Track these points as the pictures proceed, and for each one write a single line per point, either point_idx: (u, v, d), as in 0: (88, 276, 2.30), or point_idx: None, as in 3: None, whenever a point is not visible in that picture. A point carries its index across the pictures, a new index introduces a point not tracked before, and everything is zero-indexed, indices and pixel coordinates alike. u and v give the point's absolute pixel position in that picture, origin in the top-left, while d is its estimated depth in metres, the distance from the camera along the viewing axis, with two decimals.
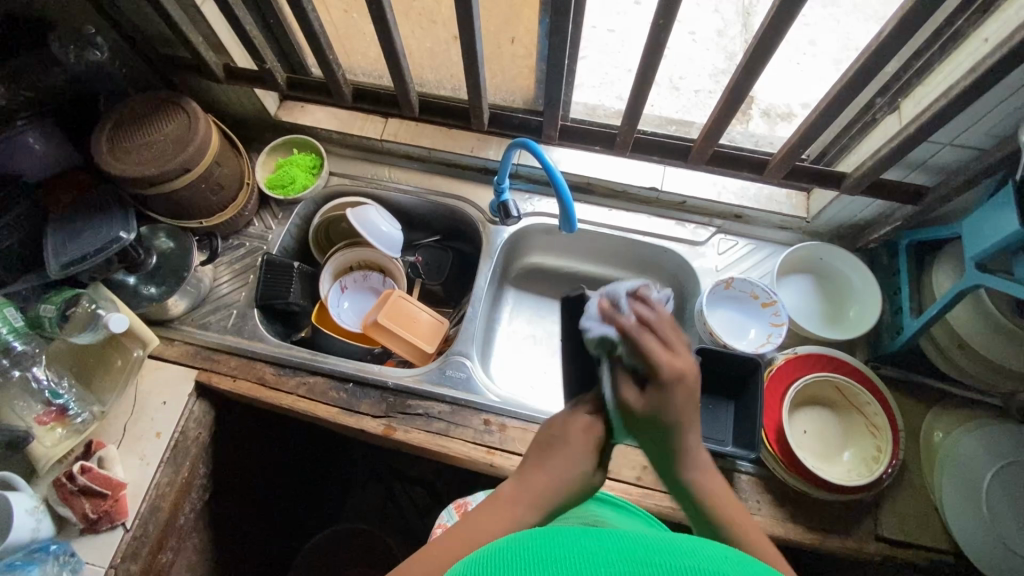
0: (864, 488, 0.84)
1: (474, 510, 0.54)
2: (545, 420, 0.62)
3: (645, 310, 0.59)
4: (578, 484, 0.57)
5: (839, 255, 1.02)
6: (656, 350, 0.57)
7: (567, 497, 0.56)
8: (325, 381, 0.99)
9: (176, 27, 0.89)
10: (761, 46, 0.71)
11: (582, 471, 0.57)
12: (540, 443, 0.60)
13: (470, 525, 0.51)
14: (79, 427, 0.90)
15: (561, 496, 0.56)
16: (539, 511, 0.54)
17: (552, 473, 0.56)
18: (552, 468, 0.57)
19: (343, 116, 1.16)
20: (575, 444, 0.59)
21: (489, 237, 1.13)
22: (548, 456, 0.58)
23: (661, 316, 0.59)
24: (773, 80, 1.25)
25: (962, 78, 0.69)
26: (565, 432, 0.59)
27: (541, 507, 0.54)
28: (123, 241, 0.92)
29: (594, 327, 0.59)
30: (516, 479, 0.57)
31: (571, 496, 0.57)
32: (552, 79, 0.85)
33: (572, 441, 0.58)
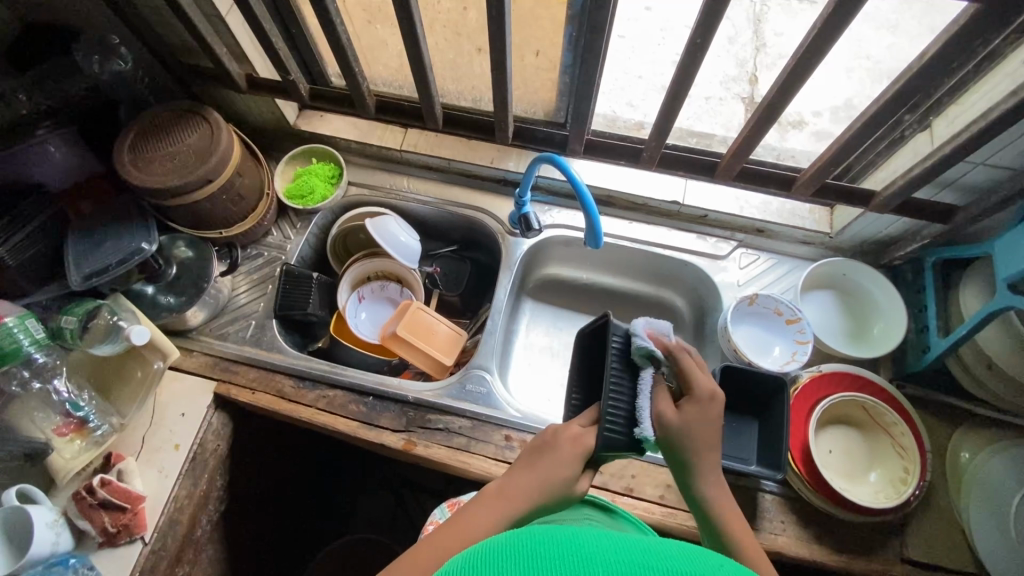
0: (891, 511, 0.83)
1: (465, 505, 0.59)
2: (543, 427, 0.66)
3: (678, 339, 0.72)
4: (558, 489, 0.60)
5: (863, 271, 1.01)
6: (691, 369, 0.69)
7: (549, 499, 0.60)
8: (345, 395, 0.98)
9: (203, 39, 0.89)
10: (800, 64, 0.70)
11: (565, 475, 0.61)
12: (532, 447, 0.64)
13: (464, 520, 0.57)
14: (99, 439, 0.89)
15: (540, 497, 0.59)
16: (518, 508, 0.58)
17: (534, 473, 0.60)
18: (536, 470, 0.61)
19: (361, 126, 1.15)
20: (566, 451, 0.62)
21: (509, 249, 1.12)
22: (539, 461, 0.62)
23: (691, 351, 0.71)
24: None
25: (1002, 100, 0.68)
26: (554, 438, 0.63)
27: (521, 506, 0.58)
28: (145, 252, 0.92)
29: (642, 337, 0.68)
30: (503, 478, 0.61)
31: (551, 498, 0.60)
32: (581, 94, 0.84)
33: (560, 447, 0.62)
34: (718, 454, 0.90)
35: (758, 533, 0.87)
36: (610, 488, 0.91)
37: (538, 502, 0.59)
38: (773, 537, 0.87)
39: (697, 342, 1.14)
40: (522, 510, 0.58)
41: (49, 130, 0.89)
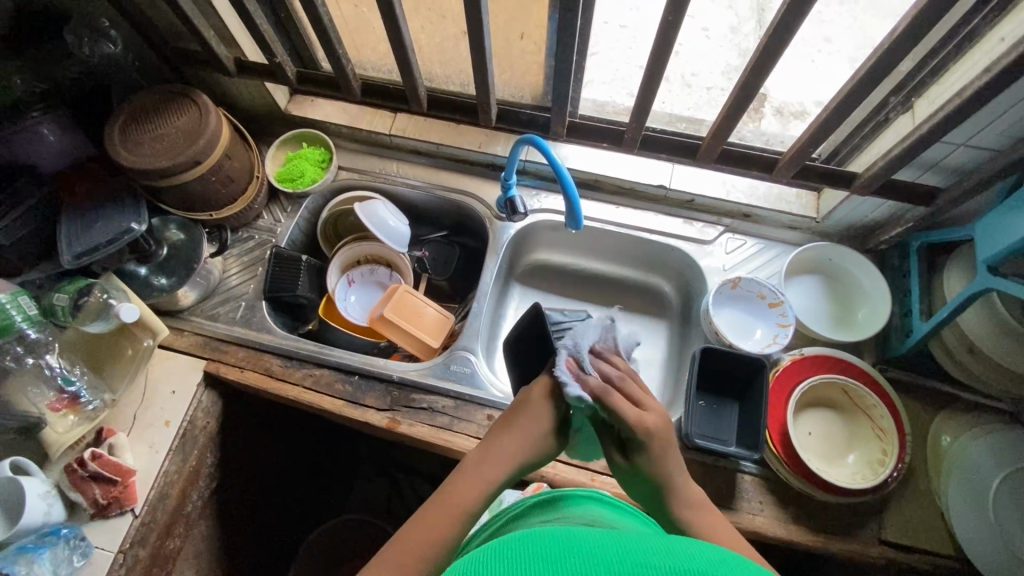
0: (868, 492, 0.83)
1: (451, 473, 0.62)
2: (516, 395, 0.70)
3: (608, 370, 0.69)
4: (540, 444, 0.66)
5: (848, 255, 1.01)
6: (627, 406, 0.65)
7: (531, 458, 0.65)
8: (331, 374, 1.00)
9: (190, 23, 0.90)
10: (771, 44, 0.70)
11: (544, 434, 0.66)
12: (507, 416, 0.68)
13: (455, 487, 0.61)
14: (90, 414, 0.92)
15: (527, 456, 0.65)
16: (507, 469, 0.63)
17: (514, 437, 0.65)
18: (512, 432, 0.65)
19: (351, 111, 1.16)
20: (537, 413, 0.66)
21: (496, 234, 1.13)
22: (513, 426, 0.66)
23: (622, 374, 0.69)
24: (783, 79, 1.24)
25: (975, 78, 0.68)
26: (524, 400, 0.68)
27: (508, 468, 0.63)
28: (135, 232, 0.94)
29: (569, 384, 0.65)
30: (484, 445, 0.65)
31: (533, 454, 0.65)
32: (561, 76, 0.84)
33: (536, 405, 0.67)
34: (697, 434, 0.91)
35: (736, 513, 0.88)
36: (591, 468, 0.92)
37: (523, 463, 0.65)
38: (751, 517, 0.87)
39: (684, 327, 1.14)
40: (508, 471, 0.63)
41: (44, 113, 0.93)
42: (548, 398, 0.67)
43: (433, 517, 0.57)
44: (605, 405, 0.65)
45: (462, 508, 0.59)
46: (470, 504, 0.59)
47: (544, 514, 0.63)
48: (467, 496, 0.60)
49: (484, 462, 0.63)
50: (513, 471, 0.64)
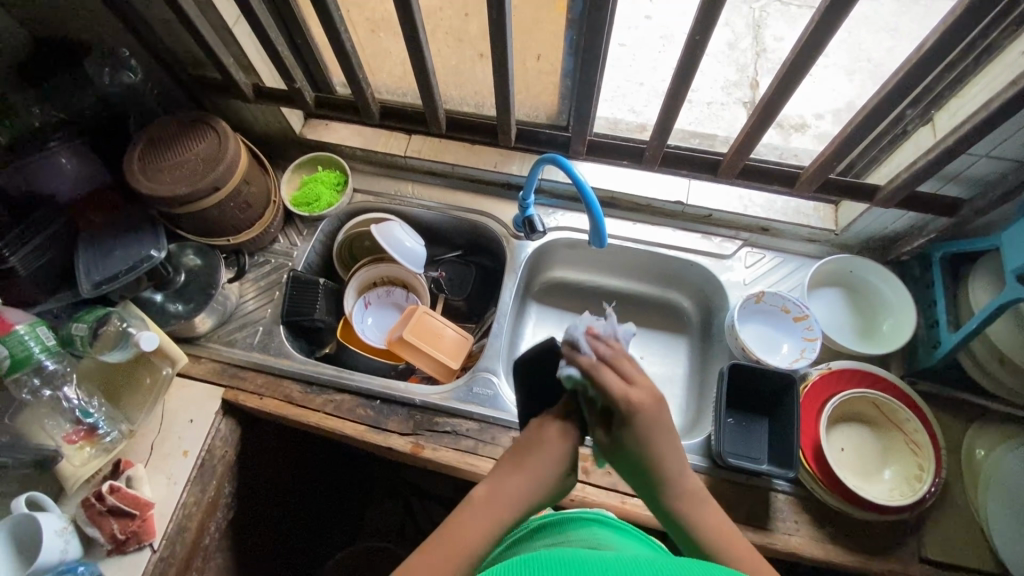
0: (907, 509, 0.81)
1: (453, 512, 0.58)
2: (526, 429, 0.66)
3: (603, 346, 0.63)
4: (550, 485, 0.62)
5: (870, 267, 1.01)
6: (615, 382, 0.62)
7: (539, 498, 0.62)
8: (352, 399, 0.98)
9: (211, 51, 0.90)
10: (799, 60, 0.70)
11: (554, 474, 0.62)
12: (516, 451, 0.64)
13: (457, 528, 0.56)
14: (108, 446, 0.90)
15: (535, 497, 0.61)
16: (513, 510, 0.59)
17: (520, 475, 0.61)
18: (519, 469, 0.62)
19: (366, 134, 1.17)
20: (549, 448, 0.63)
21: (513, 252, 1.13)
22: (525, 463, 0.62)
23: (618, 351, 0.63)
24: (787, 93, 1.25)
25: (1001, 91, 0.68)
26: (532, 435, 0.64)
27: (515, 509, 0.59)
28: (155, 260, 0.94)
29: (562, 367, 0.63)
30: (491, 482, 0.61)
31: (542, 495, 0.62)
32: (583, 96, 0.84)
33: (550, 444, 0.63)
34: (727, 452, 0.89)
35: (772, 533, 0.86)
36: (620, 490, 0.90)
37: (530, 504, 0.61)
38: (787, 538, 0.85)
39: (705, 343, 1.13)
40: (516, 513, 0.59)
41: (61, 142, 0.93)
42: (563, 434, 0.64)
43: (430, 559, 0.53)
44: (596, 382, 0.62)
45: (465, 551, 0.54)
46: (474, 546, 0.55)
47: (548, 537, 0.64)
48: (469, 537, 0.55)
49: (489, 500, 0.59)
50: (519, 511, 0.59)
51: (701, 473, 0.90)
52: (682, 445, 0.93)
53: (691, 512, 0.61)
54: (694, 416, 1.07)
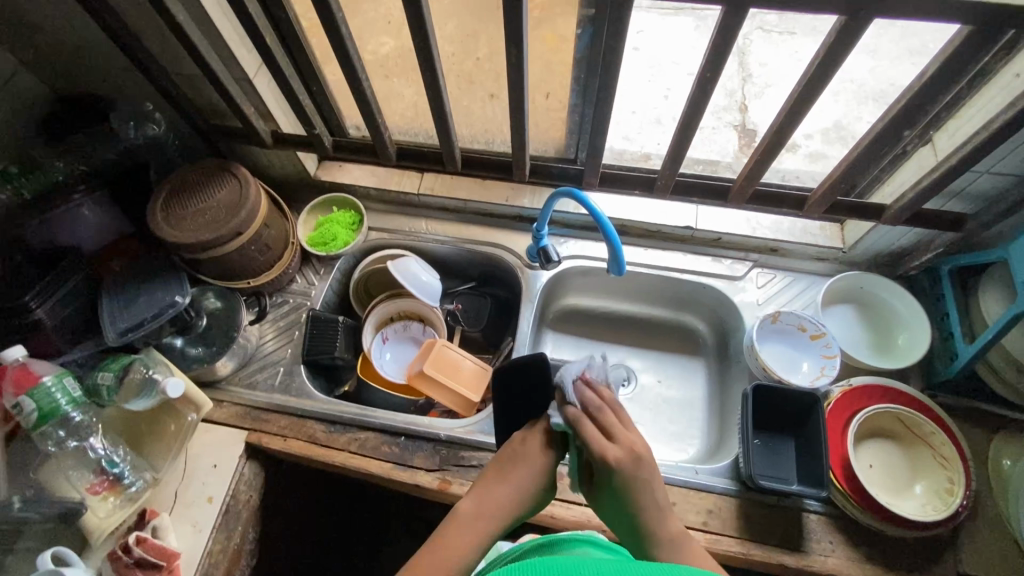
0: (941, 524, 0.81)
1: (442, 522, 0.63)
2: (506, 442, 0.71)
3: (589, 395, 0.69)
4: (532, 496, 0.67)
5: (880, 283, 1.03)
6: (593, 435, 0.66)
7: (522, 509, 0.66)
8: (377, 436, 0.98)
9: (234, 102, 0.93)
10: (805, 92, 0.73)
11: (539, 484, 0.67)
12: (499, 464, 0.69)
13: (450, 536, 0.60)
14: (133, 495, 0.89)
15: (519, 508, 0.66)
16: (499, 520, 0.64)
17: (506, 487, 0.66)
18: (503, 482, 0.66)
19: (379, 173, 1.20)
20: (530, 459, 0.68)
21: (528, 282, 1.14)
22: (509, 474, 0.67)
23: (601, 402, 0.68)
24: None
25: (999, 113, 0.71)
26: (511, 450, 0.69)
27: (501, 518, 0.64)
28: (178, 306, 0.95)
29: (551, 415, 0.70)
30: (478, 493, 0.65)
31: (525, 505, 0.66)
32: (596, 132, 0.87)
33: (534, 457, 0.68)
34: (758, 475, 0.89)
35: (807, 555, 0.85)
36: None
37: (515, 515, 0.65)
38: (823, 560, 0.85)
39: (723, 364, 1.14)
40: (502, 522, 0.63)
41: (85, 194, 0.94)
42: (545, 449, 0.69)
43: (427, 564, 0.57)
44: (578, 433, 0.67)
45: (458, 560, 0.58)
46: (469, 552, 0.59)
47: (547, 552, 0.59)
48: (461, 543, 0.60)
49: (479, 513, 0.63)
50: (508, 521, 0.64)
51: (732, 497, 0.90)
52: (710, 468, 0.93)
53: (682, 565, 0.58)
54: (717, 439, 1.07)
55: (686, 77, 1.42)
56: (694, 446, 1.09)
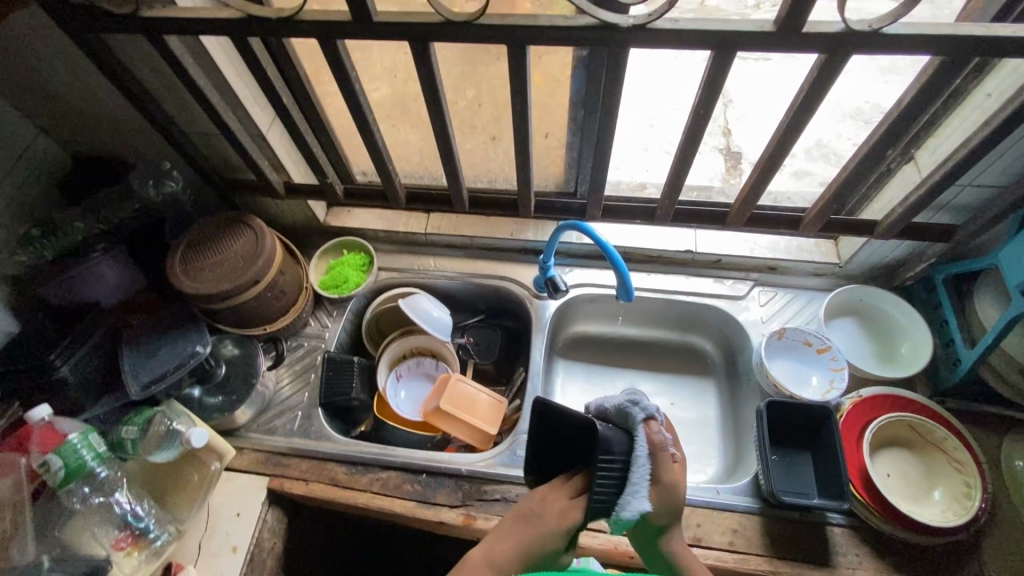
0: (962, 528, 0.83)
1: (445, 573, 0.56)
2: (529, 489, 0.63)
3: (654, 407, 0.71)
4: (545, 551, 0.58)
5: (878, 294, 1.06)
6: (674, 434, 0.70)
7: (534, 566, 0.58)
8: (399, 475, 0.98)
9: (248, 157, 0.97)
10: (792, 123, 0.75)
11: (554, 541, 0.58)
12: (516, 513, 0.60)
13: None
14: (157, 550, 0.88)
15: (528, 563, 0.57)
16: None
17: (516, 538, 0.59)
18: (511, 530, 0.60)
19: (386, 216, 1.24)
20: (550, 512, 0.59)
21: (537, 312, 1.17)
22: (525, 524, 0.59)
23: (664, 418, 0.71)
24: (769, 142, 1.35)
25: (975, 131, 0.76)
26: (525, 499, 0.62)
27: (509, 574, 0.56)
28: (200, 355, 0.96)
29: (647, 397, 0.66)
30: (487, 544, 0.58)
31: (536, 561, 0.58)
32: (597, 168, 0.91)
33: (557, 504, 0.60)
34: (780, 491, 0.90)
35: (835, 569, 0.86)
36: None
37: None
38: (852, 573, 0.85)
39: (732, 382, 1.16)
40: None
41: (104, 252, 0.97)
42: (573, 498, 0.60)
43: None
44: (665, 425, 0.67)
45: None
46: None
47: None
48: None
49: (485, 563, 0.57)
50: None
51: (755, 514, 0.91)
52: (731, 487, 0.94)
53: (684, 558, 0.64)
54: (734, 459, 1.08)
55: (673, 106, 1.48)
56: (712, 465, 1.10)
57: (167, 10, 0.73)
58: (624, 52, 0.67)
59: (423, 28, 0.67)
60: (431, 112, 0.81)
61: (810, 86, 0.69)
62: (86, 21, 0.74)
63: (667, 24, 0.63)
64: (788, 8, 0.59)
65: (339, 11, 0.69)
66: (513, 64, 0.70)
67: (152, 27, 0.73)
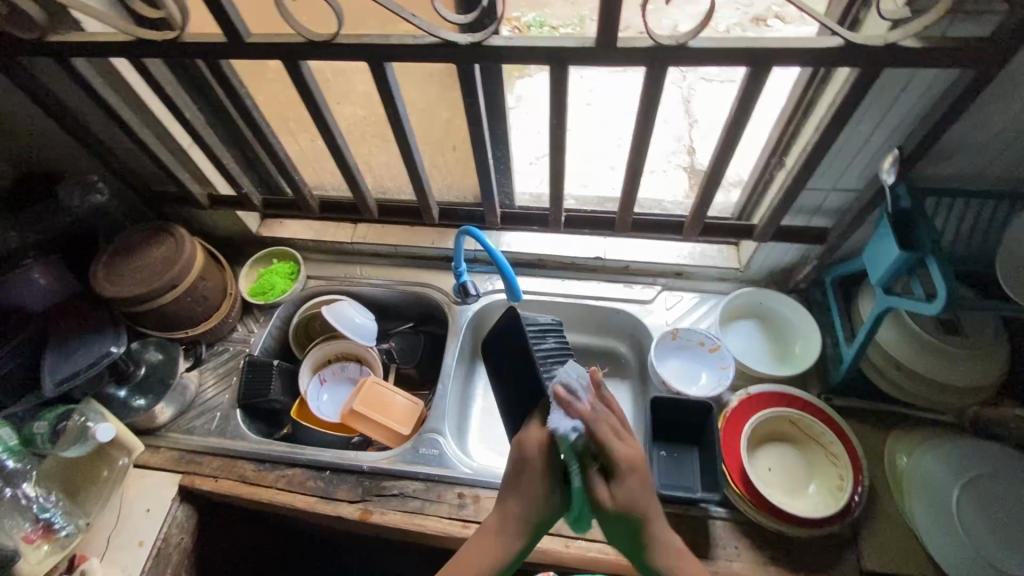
0: (830, 520, 0.85)
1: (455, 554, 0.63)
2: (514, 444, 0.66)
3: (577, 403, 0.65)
4: (545, 499, 0.64)
5: (775, 297, 1.10)
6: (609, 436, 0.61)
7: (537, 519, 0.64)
8: (304, 472, 1.02)
9: (167, 169, 1.04)
10: (640, 132, 0.80)
11: (545, 511, 0.64)
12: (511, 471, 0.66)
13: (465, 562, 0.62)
14: (63, 542, 0.92)
15: (532, 515, 0.63)
16: (512, 539, 0.63)
17: (529, 501, 0.63)
18: (522, 492, 0.64)
19: (315, 227, 1.30)
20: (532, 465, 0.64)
21: (455, 317, 1.21)
22: (517, 481, 0.64)
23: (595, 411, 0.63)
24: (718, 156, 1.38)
25: (815, 135, 0.80)
26: (524, 454, 0.65)
27: (514, 532, 0.63)
28: (115, 355, 1.02)
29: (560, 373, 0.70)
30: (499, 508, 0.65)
31: (537, 515, 0.64)
32: (484, 178, 0.95)
33: (532, 468, 0.64)
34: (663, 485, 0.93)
35: (713, 562, 0.88)
36: (564, 534, 0.92)
37: (528, 523, 0.63)
38: (729, 564, 0.87)
39: (644, 383, 1.20)
40: (509, 543, 0.63)
41: (36, 260, 1.03)
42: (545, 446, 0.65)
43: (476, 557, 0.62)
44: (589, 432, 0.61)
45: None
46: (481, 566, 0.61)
47: None
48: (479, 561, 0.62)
49: (501, 522, 0.64)
50: (528, 536, 0.64)
51: None
52: None
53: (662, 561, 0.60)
54: None
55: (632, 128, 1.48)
56: None
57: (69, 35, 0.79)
58: (473, 67, 0.74)
59: (290, 48, 0.73)
60: (318, 125, 0.88)
61: (645, 100, 0.75)
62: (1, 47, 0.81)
63: (500, 42, 0.69)
64: (600, 25, 0.65)
65: (216, 34, 0.76)
66: (376, 79, 0.77)
67: (56, 51, 0.80)
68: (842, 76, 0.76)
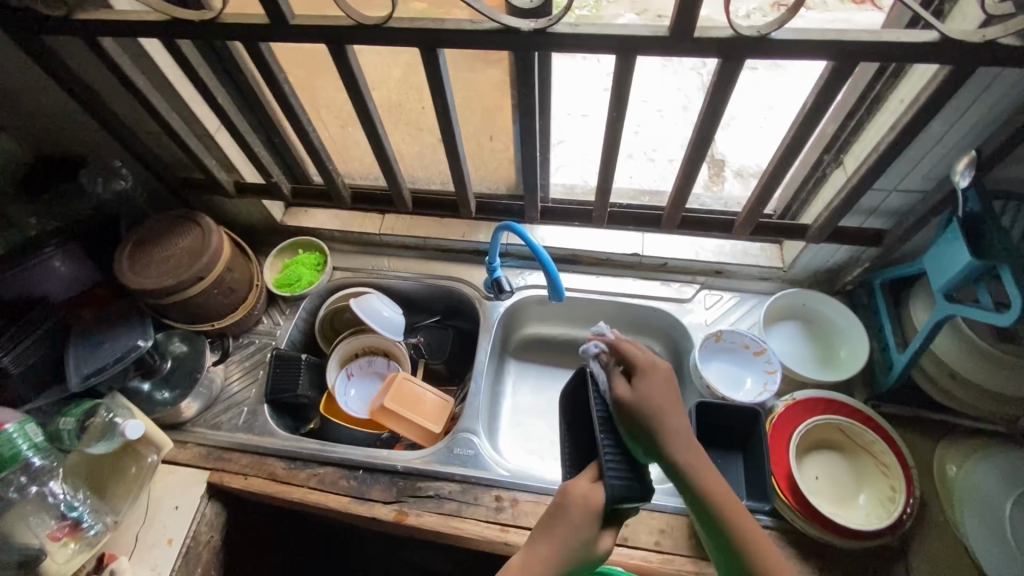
0: (884, 532, 0.83)
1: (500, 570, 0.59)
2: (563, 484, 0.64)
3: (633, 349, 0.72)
4: (584, 545, 0.60)
5: (820, 299, 1.07)
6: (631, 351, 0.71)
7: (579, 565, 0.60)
8: (335, 471, 0.99)
9: (194, 155, 0.99)
10: (706, 124, 0.75)
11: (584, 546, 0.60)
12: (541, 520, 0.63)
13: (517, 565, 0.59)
14: (92, 540, 0.88)
15: (559, 568, 0.59)
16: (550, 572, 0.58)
17: (570, 542, 0.59)
18: (553, 537, 0.60)
19: (342, 216, 1.26)
20: (572, 512, 0.61)
21: (487, 313, 1.18)
22: (550, 527, 0.61)
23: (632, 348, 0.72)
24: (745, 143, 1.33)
25: (887, 134, 0.76)
26: (566, 502, 0.61)
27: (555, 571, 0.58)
28: (141, 348, 0.98)
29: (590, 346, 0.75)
30: (531, 543, 0.61)
31: (574, 564, 0.60)
32: (530, 170, 0.91)
33: (573, 512, 0.60)
34: None
35: None
36: None
37: (567, 565, 0.59)
38: None
39: (678, 385, 1.16)
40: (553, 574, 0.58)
41: (56, 247, 0.99)
42: (593, 486, 0.63)
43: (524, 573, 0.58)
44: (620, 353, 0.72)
45: None
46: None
47: None
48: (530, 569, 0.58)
49: (544, 561, 0.58)
50: (562, 575, 0.59)
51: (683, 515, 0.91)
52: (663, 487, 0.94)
53: (686, 460, 0.63)
54: None
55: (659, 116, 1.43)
56: None
57: (101, 13, 0.74)
58: (532, 56, 0.70)
59: (338, 32, 0.69)
60: (359, 113, 0.84)
61: (714, 92, 0.70)
62: (25, 25, 0.76)
63: (565, 29, 0.64)
64: (677, 13, 0.60)
65: (257, 14, 0.71)
66: (429, 65, 0.72)
67: (85, 29, 0.75)
68: (922, 74, 0.71)
